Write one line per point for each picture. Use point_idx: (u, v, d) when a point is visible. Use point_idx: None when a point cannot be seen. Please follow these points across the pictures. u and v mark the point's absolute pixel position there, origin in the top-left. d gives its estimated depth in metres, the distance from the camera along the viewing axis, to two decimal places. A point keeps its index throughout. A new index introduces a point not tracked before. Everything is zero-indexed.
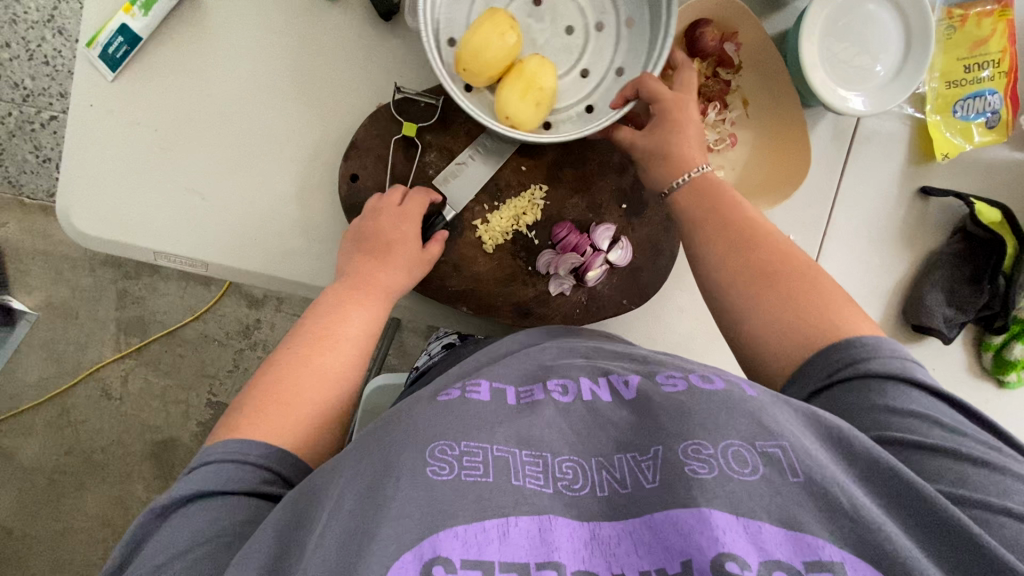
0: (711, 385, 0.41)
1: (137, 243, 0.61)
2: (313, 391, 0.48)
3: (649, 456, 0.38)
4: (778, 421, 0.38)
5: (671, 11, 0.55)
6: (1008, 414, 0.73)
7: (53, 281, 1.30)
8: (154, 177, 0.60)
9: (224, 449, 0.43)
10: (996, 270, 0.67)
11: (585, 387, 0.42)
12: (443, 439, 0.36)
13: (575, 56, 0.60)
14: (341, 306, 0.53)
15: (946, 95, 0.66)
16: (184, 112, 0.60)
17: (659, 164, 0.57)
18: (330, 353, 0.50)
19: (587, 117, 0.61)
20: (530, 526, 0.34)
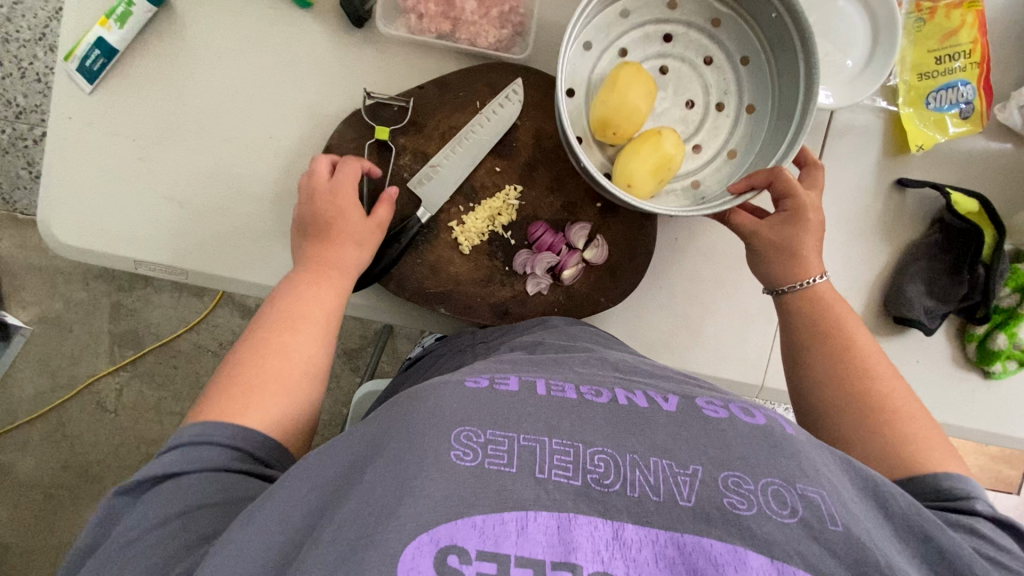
0: (752, 420, 0.40)
1: (117, 253, 0.61)
2: (276, 371, 0.48)
3: (687, 473, 0.36)
4: (817, 466, 0.38)
5: (796, 107, 0.54)
6: (993, 404, 0.73)
7: (47, 295, 1.31)
8: (134, 186, 0.61)
9: (183, 436, 0.42)
10: (975, 259, 0.66)
11: (621, 394, 0.41)
12: (468, 425, 0.37)
13: (691, 130, 0.60)
14: (301, 287, 0.54)
15: (918, 87, 0.67)
16: (162, 121, 0.61)
17: (781, 261, 0.57)
18: (292, 333, 0.51)
19: (694, 195, 0.60)
20: (549, 523, 0.33)
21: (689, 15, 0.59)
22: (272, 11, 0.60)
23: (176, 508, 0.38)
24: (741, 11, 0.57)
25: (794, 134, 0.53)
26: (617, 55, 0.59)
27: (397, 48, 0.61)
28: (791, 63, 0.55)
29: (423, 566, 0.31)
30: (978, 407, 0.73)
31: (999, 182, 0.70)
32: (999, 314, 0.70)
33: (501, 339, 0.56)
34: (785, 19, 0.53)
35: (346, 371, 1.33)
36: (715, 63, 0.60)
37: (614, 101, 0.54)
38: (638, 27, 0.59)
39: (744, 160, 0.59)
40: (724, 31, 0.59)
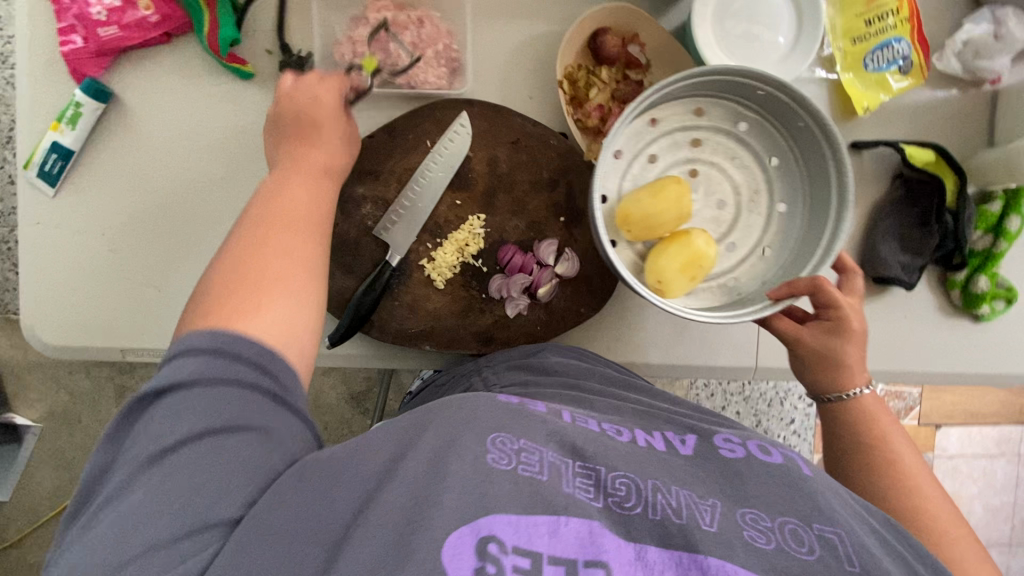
0: (768, 457, 0.43)
1: (105, 345, 0.62)
2: (276, 264, 0.46)
3: (708, 502, 0.40)
4: (834, 507, 0.40)
5: (831, 207, 0.55)
6: (986, 345, 0.73)
7: (52, 390, 1.33)
8: (110, 276, 0.62)
9: (193, 339, 0.39)
10: (941, 208, 0.67)
11: (641, 436, 0.46)
12: (502, 432, 0.41)
13: (723, 228, 0.61)
14: (290, 184, 0.52)
15: (854, 52, 0.68)
16: (128, 211, 0.62)
17: (823, 371, 0.58)
18: (289, 231, 0.48)
19: (731, 292, 0.61)
20: (580, 527, 0.37)
21: (717, 119, 0.60)
22: (214, 87, 0.62)
23: (212, 420, 0.37)
24: (770, 114, 0.59)
25: (831, 237, 0.55)
26: (648, 160, 0.60)
27: None
28: (822, 163, 0.56)
29: (466, 552, 0.35)
30: (971, 351, 0.73)
31: (948, 129, 0.71)
32: (976, 257, 0.70)
33: (508, 363, 0.59)
34: (815, 127, 0.55)
35: (356, 415, 1.34)
36: (744, 163, 0.61)
37: (644, 206, 0.56)
38: (669, 133, 0.60)
39: (778, 257, 0.60)
40: (752, 134, 0.61)
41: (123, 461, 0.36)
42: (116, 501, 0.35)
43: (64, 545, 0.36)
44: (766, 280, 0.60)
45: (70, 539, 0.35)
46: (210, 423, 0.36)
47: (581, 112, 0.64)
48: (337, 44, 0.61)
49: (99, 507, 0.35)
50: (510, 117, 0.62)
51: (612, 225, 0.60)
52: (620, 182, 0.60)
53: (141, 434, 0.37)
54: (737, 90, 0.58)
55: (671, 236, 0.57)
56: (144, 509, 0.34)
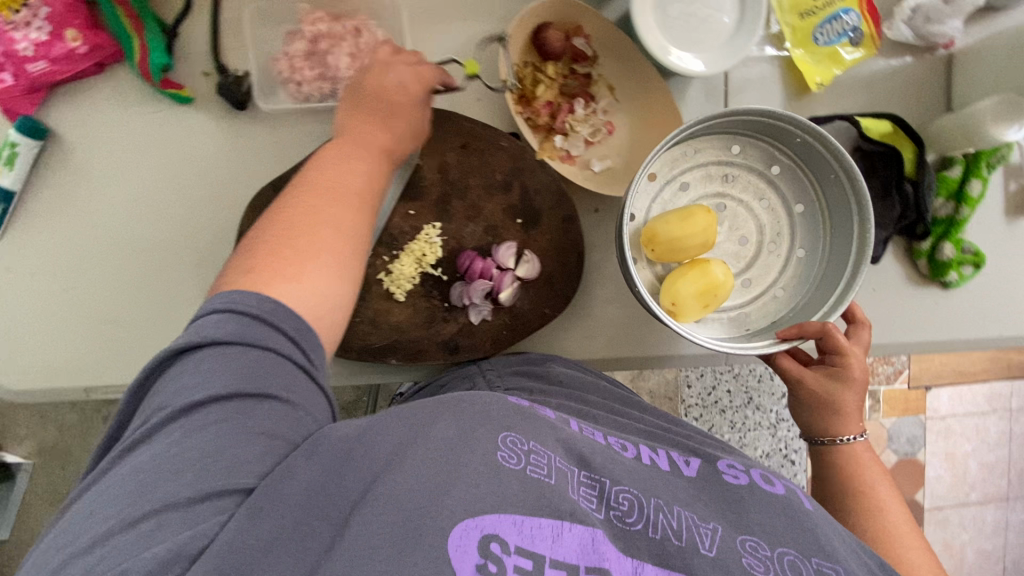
0: (771, 488, 0.47)
1: (67, 385, 0.61)
2: (318, 238, 0.47)
3: (708, 526, 0.43)
4: (833, 543, 0.43)
5: (849, 262, 0.56)
6: (958, 312, 0.73)
7: (39, 426, 1.32)
8: (67, 315, 0.61)
9: (242, 299, 0.41)
10: (900, 177, 0.67)
11: (646, 453, 0.48)
12: (513, 432, 0.42)
13: (743, 265, 0.62)
14: (343, 158, 0.52)
15: (803, 27, 0.67)
16: (79, 248, 0.61)
17: (818, 412, 0.59)
18: (329, 204, 0.49)
19: (739, 325, 0.61)
20: (583, 534, 0.39)
21: (750, 159, 0.61)
22: (154, 115, 0.61)
23: (242, 382, 0.38)
24: (802, 162, 0.60)
25: (845, 289, 0.55)
26: (678, 188, 0.61)
27: (285, 119, 0.61)
28: (846, 217, 0.57)
29: (472, 546, 0.35)
30: (942, 318, 0.73)
31: (904, 97, 0.71)
32: (940, 226, 0.70)
33: (509, 368, 0.60)
34: (845, 181, 0.56)
35: None
36: (770, 205, 0.62)
37: (672, 229, 0.55)
38: (702, 165, 0.61)
39: (791, 300, 0.61)
40: (782, 179, 0.62)
41: (151, 406, 0.38)
42: (142, 447, 0.36)
43: (86, 485, 0.37)
44: (776, 320, 0.61)
45: (93, 479, 0.37)
46: (237, 386, 0.38)
47: (530, 110, 0.62)
48: (275, 61, 0.60)
49: (121, 454, 0.37)
50: (457, 121, 0.61)
51: (637, 244, 0.60)
52: (650, 205, 0.60)
53: (171, 384, 0.39)
54: (774, 134, 0.59)
55: (692, 261, 0.57)
56: (165, 462, 0.35)
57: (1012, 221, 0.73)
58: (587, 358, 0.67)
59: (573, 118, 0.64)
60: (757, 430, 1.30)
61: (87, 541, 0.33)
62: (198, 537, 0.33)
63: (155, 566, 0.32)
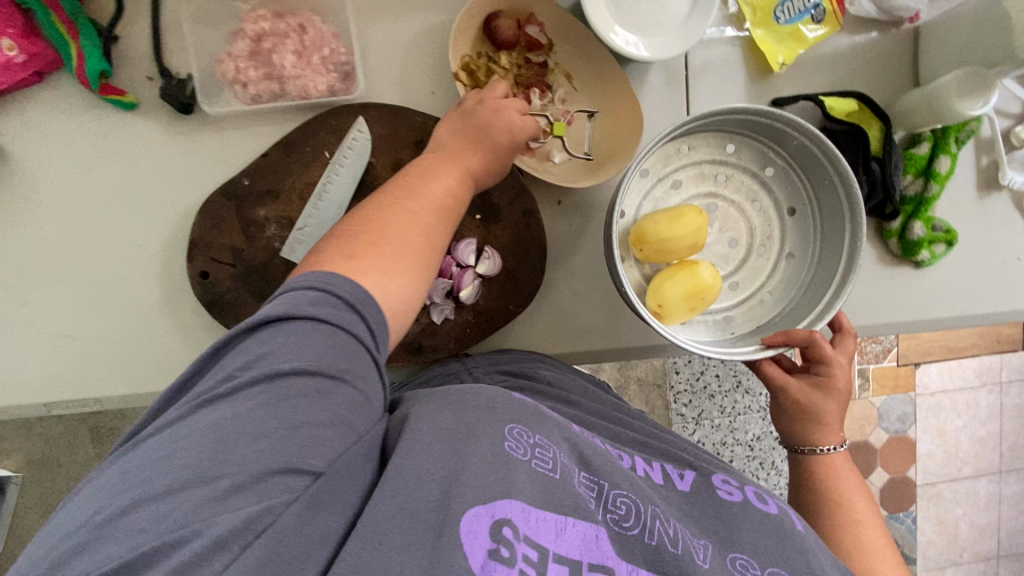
0: (765, 506, 0.44)
1: (27, 401, 0.61)
2: (398, 240, 0.46)
3: (701, 542, 0.41)
4: (824, 566, 0.42)
5: (838, 271, 0.55)
6: (932, 292, 0.72)
7: (25, 439, 1.32)
8: (20, 332, 0.60)
9: (334, 281, 0.40)
10: (866, 156, 0.65)
11: (640, 466, 0.47)
12: (519, 425, 0.41)
13: (732, 267, 0.61)
14: (434, 164, 0.52)
15: (763, 6, 0.65)
16: (30, 263, 0.60)
17: (802, 420, 0.57)
18: (421, 210, 0.48)
19: (723, 328, 0.60)
20: (587, 530, 0.38)
21: (745, 160, 0.61)
22: (99, 123, 0.59)
23: (327, 361, 0.37)
24: (796, 165, 0.59)
25: (832, 298, 0.55)
26: (671, 187, 0.60)
27: (233, 122, 0.60)
28: (838, 224, 0.57)
29: (481, 530, 0.34)
30: (917, 298, 0.72)
31: (870, 74, 0.69)
32: (909, 204, 0.69)
33: (495, 366, 0.59)
34: (839, 186, 0.55)
35: None
36: (762, 207, 0.61)
37: (661, 229, 0.54)
38: (697, 163, 0.60)
39: (777, 304, 0.61)
40: (775, 181, 0.61)
41: (224, 366, 0.37)
42: (215, 406, 0.34)
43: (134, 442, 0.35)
44: (761, 325, 0.60)
45: (151, 434, 0.35)
46: (325, 367, 0.36)
47: None
48: (218, 62, 0.58)
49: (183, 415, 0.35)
50: (409, 117, 0.60)
51: (625, 242, 0.59)
52: (641, 202, 0.59)
53: (251, 347, 0.37)
54: (770, 135, 0.58)
55: (681, 263, 0.55)
56: (246, 429, 0.33)
57: (984, 197, 0.72)
58: (556, 353, 0.66)
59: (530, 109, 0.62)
60: (746, 414, 1.30)
61: (107, 516, 0.30)
62: (263, 514, 0.31)
63: (216, 538, 0.30)
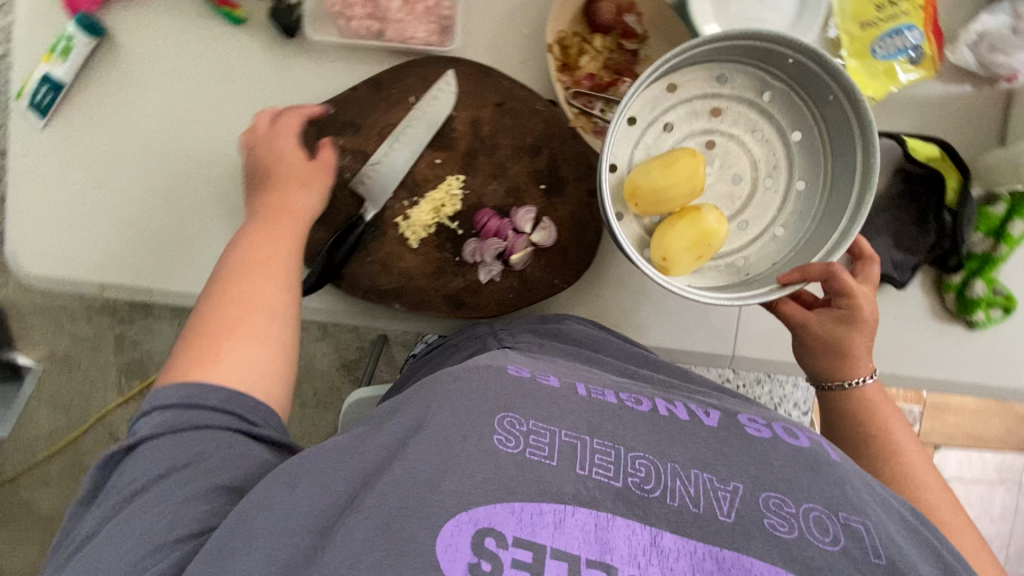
0: (795, 441, 0.42)
1: (83, 278, 0.63)
2: (250, 318, 0.50)
3: (727, 489, 0.38)
4: (862, 497, 0.39)
5: (852, 194, 0.53)
6: (981, 357, 0.70)
7: (54, 333, 1.38)
8: (92, 213, 0.63)
9: (162, 395, 0.44)
10: (939, 206, 0.65)
11: (662, 406, 0.45)
12: (512, 413, 0.41)
13: (738, 206, 0.60)
14: (252, 233, 0.55)
15: (863, 37, 0.65)
16: (116, 148, 0.63)
17: (832, 357, 0.58)
18: (254, 283, 0.52)
19: (737, 271, 0.59)
20: (587, 520, 0.36)
21: (740, 89, 0.58)
22: (206, 31, 0.62)
23: (172, 461, 0.40)
24: (795, 85, 0.57)
25: (849, 223, 0.52)
26: (662, 129, 0.58)
27: (331, 54, 0.62)
28: (848, 146, 0.54)
29: (461, 542, 0.34)
30: (964, 360, 0.70)
31: (957, 126, 0.68)
32: (974, 261, 0.67)
33: (523, 326, 0.60)
34: (843, 101, 0.53)
35: (346, 383, 1.36)
36: (765, 137, 0.59)
37: (654, 177, 0.53)
38: (685, 100, 0.58)
39: (792, 239, 0.58)
40: (774, 105, 0.59)
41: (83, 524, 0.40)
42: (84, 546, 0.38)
43: None
44: (776, 262, 0.58)
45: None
46: (178, 459, 0.40)
47: (571, 79, 0.62)
48: None
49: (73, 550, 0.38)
50: (496, 78, 0.61)
51: (619, 197, 0.58)
52: (632, 151, 0.58)
53: (133, 461, 0.41)
54: (763, 57, 0.56)
55: (683, 210, 0.55)
56: (155, 507, 0.38)
57: None
58: None
59: (615, 94, 0.63)
60: None
61: None
62: None
63: None
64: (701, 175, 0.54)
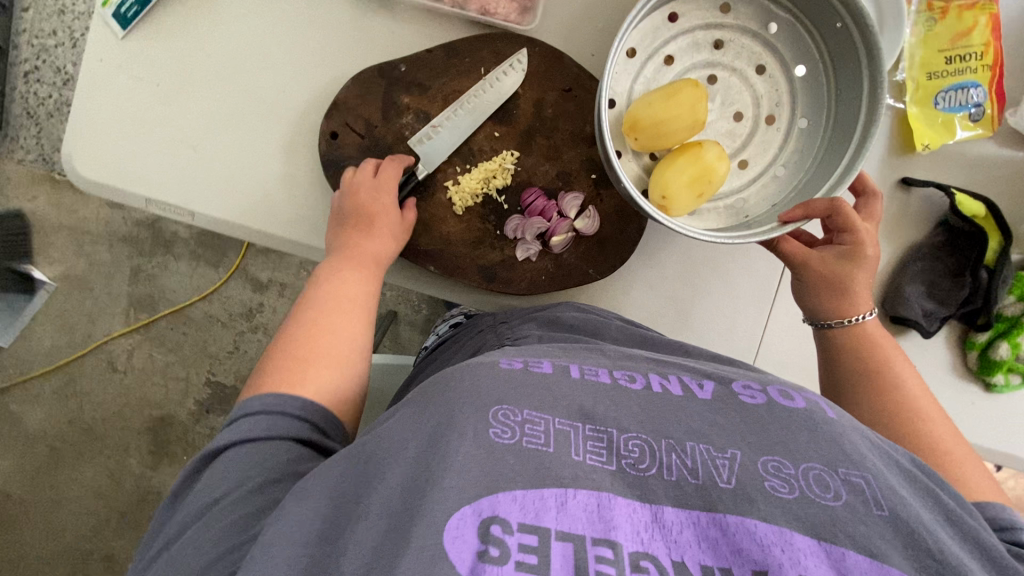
0: (791, 403, 0.43)
1: (133, 190, 0.64)
2: (331, 350, 0.55)
3: (725, 456, 0.39)
4: (860, 452, 0.40)
5: (855, 129, 0.55)
6: (996, 422, 0.69)
7: (73, 254, 1.39)
8: (152, 127, 0.64)
9: (252, 406, 0.48)
10: (977, 263, 0.65)
11: (656, 381, 0.44)
12: (505, 405, 0.40)
13: (738, 143, 0.62)
14: (337, 270, 0.59)
15: (927, 86, 0.66)
16: (186, 70, 0.64)
17: (831, 297, 0.59)
18: (339, 316, 0.57)
19: (737, 213, 0.61)
20: (589, 501, 0.36)
21: (743, 20, 0.60)
22: None
23: (258, 470, 0.43)
24: (800, 15, 0.58)
25: (853, 156, 0.54)
26: (663, 62, 0.60)
27: (411, 14, 0.64)
28: (854, 82, 0.56)
29: (468, 535, 0.33)
30: (979, 422, 0.69)
31: (1007, 190, 0.69)
32: (1002, 323, 0.67)
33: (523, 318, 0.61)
34: (850, 30, 0.54)
35: None
36: (768, 72, 0.61)
37: (654, 109, 0.55)
38: (689, 32, 0.60)
39: (792, 178, 0.60)
40: (778, 38, 0.60)
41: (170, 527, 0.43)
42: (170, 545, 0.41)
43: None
44: (776, 203, 0.60)
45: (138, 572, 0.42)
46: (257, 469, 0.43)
47: None
48: None
49: (160, 548, 0.42)
50: (566, 64, 0.63)
51: (620, 134, 0.60)
52: (632, 85, 0.60)
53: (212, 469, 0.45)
54: None
55: (684, 145, 0.56)
56: (215, 523, 0.40)
57: None
58: None
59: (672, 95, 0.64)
60: None
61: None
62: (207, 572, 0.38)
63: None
64: (703, 108, 0.56)
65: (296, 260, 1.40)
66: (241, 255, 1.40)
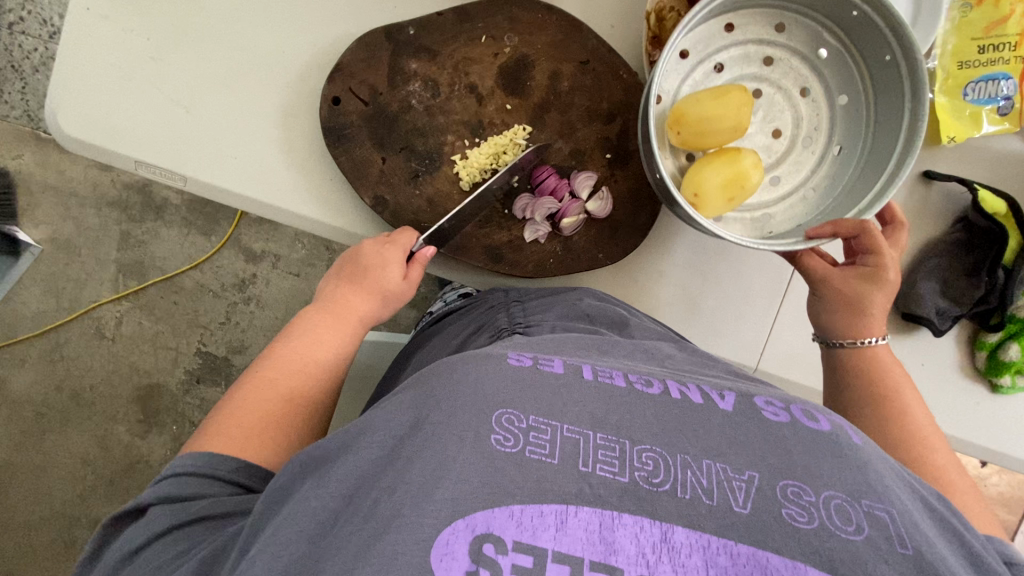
0: (816, 425, 0.38)
1: (118, 150, 0.60)
2: (280, 412, 0.50)
3: (743, 478, 0.34)
4: (886, 486, 0.35)
5: (890, 159, 0.53)
6: (1000, 424, 0.69)
7: (59, 216, 1.35)
8: (140, 85, 0.60)
9: (181, 463, 0.45)
10: (995, 262, 0.63)
11: (674, 388, 0.40)
12: (508, 409, 0.35)
13: (772, 160, 0.59)
14: (316, 326, 0.57)
15: (957, 76, 0.64)
16: (182, 26, 0.60)
17: (845, 315, 0.58)
18: (301, 374, 0.53)
19: (760, 228, 0.59)
20: (591, 519, 0.31)
21: (795, 42, 0.57)
22: None
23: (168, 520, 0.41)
24: (850, 46, 0.55)
25: (883, 187, 0.52)
26: (712, 69, 0.58)
27: None
28: (893, 116, 0.54)
29: (458, 552, 0.30)
30: (982, 422, 0.69)
31: None
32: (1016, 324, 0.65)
33: (536, 304, 0.58)
34: (898, 58, 0.51)
35: None
36: (811, 96, 0.58)
37: (703, 108, 0.52)
38: (741, 44, 0.57)
39: (821, 202, 0.58)
40: (827, 65, 0.57)
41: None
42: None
43: None
44: (801, 223, 0.58)
45: None
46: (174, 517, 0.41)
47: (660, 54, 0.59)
48: None
49: None
50: (586, 35, 0.59)
51: (661, 130, 0.58)
52: (680, 85, 0.58)
53: (133, 524, 0.42)
54: (825, 8, 0.54)
55: (722, 150, 0.54)
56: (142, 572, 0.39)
57: None
58: None
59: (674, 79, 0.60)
60: None
61: None
62: None
63: None
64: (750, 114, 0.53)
65: (291, 231, 1.38)
66: (234, 225, 1.36)
